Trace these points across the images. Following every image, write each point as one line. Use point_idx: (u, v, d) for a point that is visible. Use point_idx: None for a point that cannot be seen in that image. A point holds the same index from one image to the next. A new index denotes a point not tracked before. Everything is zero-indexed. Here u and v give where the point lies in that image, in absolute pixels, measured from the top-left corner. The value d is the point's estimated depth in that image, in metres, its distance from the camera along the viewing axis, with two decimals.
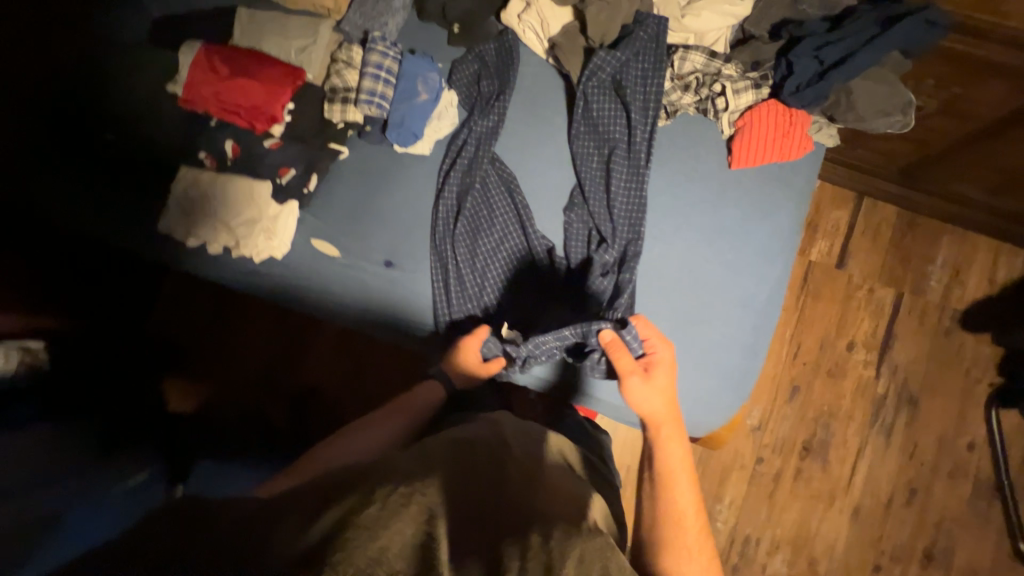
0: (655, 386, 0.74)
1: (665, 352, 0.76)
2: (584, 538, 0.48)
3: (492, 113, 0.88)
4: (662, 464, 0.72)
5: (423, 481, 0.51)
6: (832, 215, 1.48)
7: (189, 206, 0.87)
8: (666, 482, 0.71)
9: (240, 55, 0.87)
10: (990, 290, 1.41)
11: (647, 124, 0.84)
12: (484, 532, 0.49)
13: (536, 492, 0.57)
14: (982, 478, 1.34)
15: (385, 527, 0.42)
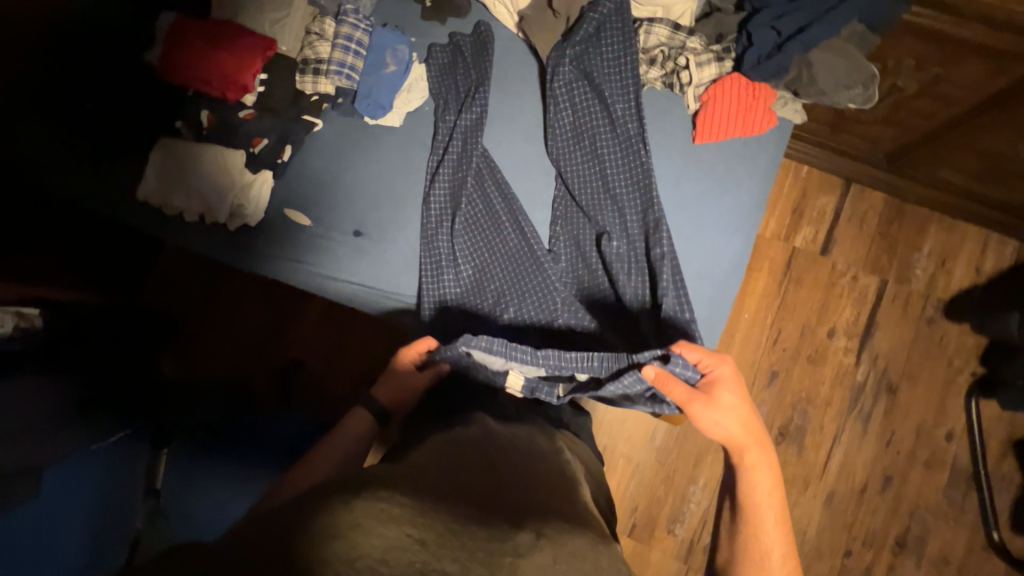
0: (725, 409, 0.73)
1: (726, 371, 0.75)
2: (575, 536, 0.50)
3: (474, 107, 0.88)
4: (748, 488, 0.73)
5: (418, 486, 0.51)
6: (818, 201, 1.47)
7: (163, 173, 0.89)
8: (754, 505, 0.72)
9: (214, 25, 0.89)
10: (975, 279, 1.39)
11: (628, 119, 0.84)
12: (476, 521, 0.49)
13: (527, 488, 0.58)
14: (959, 468, 1.34)
15: (383, 530, 0.41)
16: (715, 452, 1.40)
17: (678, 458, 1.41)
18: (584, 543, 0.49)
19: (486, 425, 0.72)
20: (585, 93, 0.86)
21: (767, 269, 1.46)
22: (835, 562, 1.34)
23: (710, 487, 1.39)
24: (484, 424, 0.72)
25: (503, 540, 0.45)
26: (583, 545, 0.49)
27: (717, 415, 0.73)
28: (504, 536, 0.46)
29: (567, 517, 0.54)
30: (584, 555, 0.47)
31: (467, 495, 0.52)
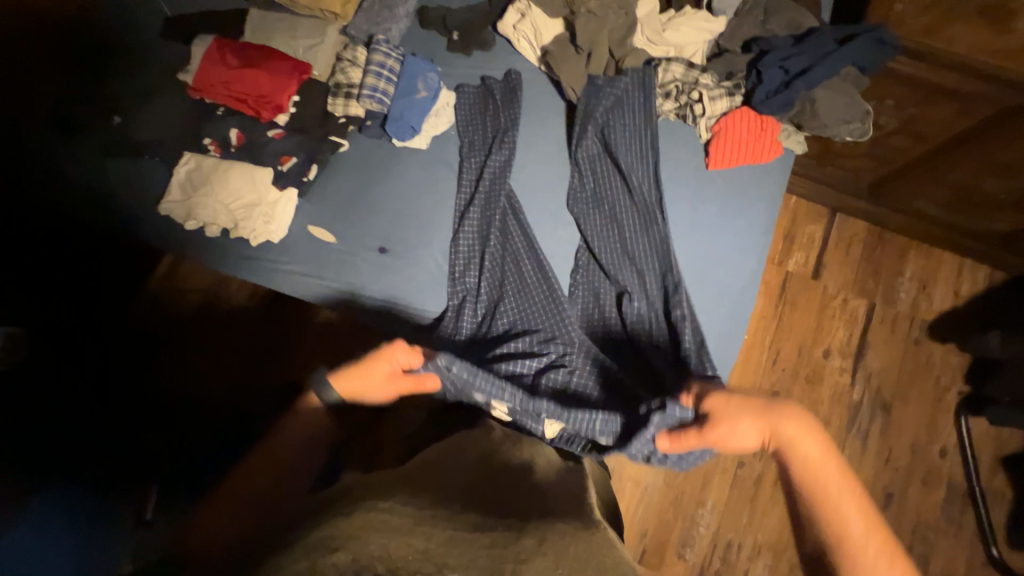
0: (752, 414, 0.68)
1: (733, 376, 0.72)
2: (579, 540, 0.51)
3: (504, 149, 0.92)
4: (803, 479, 0.64)
5: (422, 498, 0.53)
6: (807, 228, 1.56)
7: (191, 189, 0.90)
8: (813, 487, 0.63)
9: (250, 49, 0.93)
10: (955, 302, 1.49)
11: (649, 163, 0.88)
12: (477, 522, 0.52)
13: (532, 493, 0.60)
14: (954, 484, 1.38)
15: (377, 544, 0.45)
16: (721, 473, 1.41)
17: (686, 479, 1.41)
18: (585, 547, 0.51)
19: (500, 434, 0.74)
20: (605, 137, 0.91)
21: (763, 292, 1.52)
22: None
23: (719, 509, 1.39)
24: (495, 432, 0.74)
25: (504, 546, 0.48)
26: (586, 550, 0.50)
27: (740, 436, 0.68)
28: (504, 542, 0.49)
29: (573, 519, 0.55)
30: (586, 559, 0.49)
31: (472, 505, 0.55)
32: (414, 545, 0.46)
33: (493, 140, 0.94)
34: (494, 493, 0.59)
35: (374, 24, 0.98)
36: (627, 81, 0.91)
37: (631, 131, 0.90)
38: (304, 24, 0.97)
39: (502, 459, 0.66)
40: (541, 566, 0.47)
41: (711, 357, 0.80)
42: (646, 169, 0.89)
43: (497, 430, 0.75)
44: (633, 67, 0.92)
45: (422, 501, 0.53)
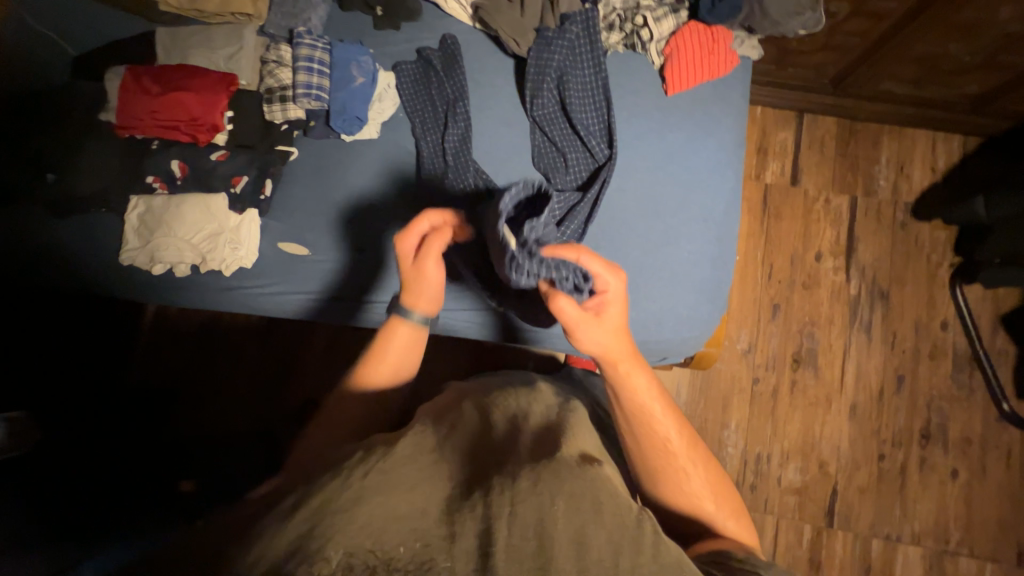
0: (607, 324, 0.67)
1: (615, 283, 0.67)
2: (569, 472, 0.50)
3: (459, 120, 0.90)
4: (638, 408, 0.69)
5: (413, 456, 0.54)
6: (778, 136, 1.54)
7: (147, 233, 0.86)
8: (644, 421, 0.69)
9: (167, 70, 0.87)
10: (933, 178, 1.49)
11: (600, 96, 0.87)
12: (472, 479, 0.52)
13: (527, 435, 0.59)
14: (959, 353, 1.43)
15: (364, 519, 0.44)
16: (739, 393, 1.44)
17: (707, 406, 1.44)
18: (575, 477, 0.50)
19: (496, 390, 0.74)
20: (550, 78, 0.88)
21: (746, 210, 1.52)
22: (873, 468, 1.40)
23: (743, 427, 1.43)
24: (493, 390, 0.75)
25: (499, 491, 0.48)
26: (579, 481, 0.50)
27: (597, 318, 0.67)
28: (500, 486, 0.49)
29: (561, 452, 0.54)
30: (583, 497, 0.49)
31: (465, 461, 0.55)
32: (398, 514, 0.46)
33: (447, 115, 0.90)
34: (487, 443, 0.58)
35: (291, 17, 0.92)
36: (573, 27, 0.87)
37: (577, 68, 0.87)
38: (218, 33, 0.91)
39: (495, 411, 0.65)
40: (534, 510, 0.46)
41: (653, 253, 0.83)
42: (600, 103, 0.87)
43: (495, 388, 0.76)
44: (575, 13, 0.88)
45: (413, 460, 0.53)
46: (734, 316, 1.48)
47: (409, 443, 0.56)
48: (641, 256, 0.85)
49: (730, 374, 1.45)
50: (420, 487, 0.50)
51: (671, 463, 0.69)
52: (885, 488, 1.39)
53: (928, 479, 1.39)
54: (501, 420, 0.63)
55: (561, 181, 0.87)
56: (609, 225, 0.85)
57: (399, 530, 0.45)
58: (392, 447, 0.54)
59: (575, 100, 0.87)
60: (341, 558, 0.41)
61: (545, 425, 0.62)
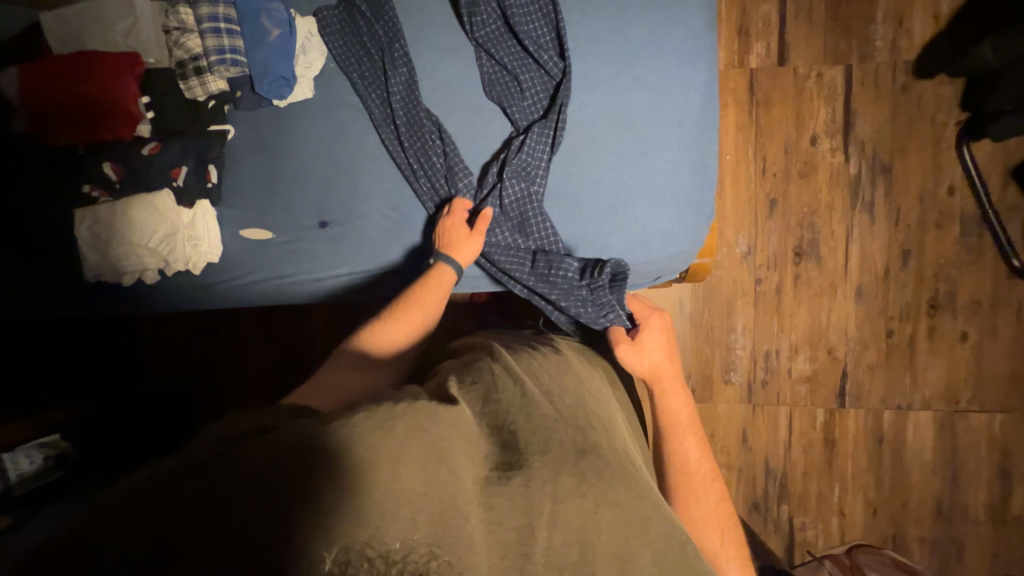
0: (648, 348, 0.79)
1: (656, 319, 0.81)
2: (615, 479, 0.53)
3: (396, 60, 0.81)
4: (667, 423, 0.78)
5: (455, 426, 0.53)
6: (760, 10, 1.38)
7: (102, 245, 0.82)
8: (673, 438, 0.77)
9: (62, 61, 0.77)
10: (936, 27, 1.34)
11: (544, 4, 0.77)
12: (511, 458, 0.52)
13: (569, 418, 0.59)
14: (968, 216, 1.37)
15: (395, 504, 0.44)
16: (743, 296, 1.43)
17: (711, 315, 1.44)
18: (622, 488, 0.53)
19: (525, 354, 0.72)
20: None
21: (732, 102, 1.40)
22: (881, 345, 1.41)
23: (750, 328, 1.44)
24: (517, 352, 0.73)
25: (539, 484, 0.49)
26: (624, 492, 0.52)
27: (642, 343, 0.79)
28: (543, 479, 0.49)
29: (606, 452, 0.56)
30: (628, 514, 0.51)
31: (508, 436, 0.54)
32: (432, 494, 0.45)
33: (382, 56, 0.81)
34: (529, 414, 0.56)
35: None
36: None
37: None
38: (106, 7, 0.80)
39: (529, 383, 0.62)
40: (578, 517, 0.48)
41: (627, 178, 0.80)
42: (545, 12, 0.78)
43: (517, 351, 0.73)
44: None
45: (456, 432, 0.52)
46: (730, 219, 1.42)
47: (454, 413, 0.54)
48: (614, 175, 0.80)
49: (732, 279, 1.43)
50: (460, 463, 0.49)
51: (683, 484, 0.74)
52: (894, 363, 1.41)
53: (937, 346, 1.40)
54: (541, 393, 0.61)
55: (518, 108, 0.80)
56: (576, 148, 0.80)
57: (433, 512, 0.44)
58: (435, 415, 0.53)
59: (517, 14, 0.77)
60: (338, 555, 0.41)
61: (584, 410, 0.62)
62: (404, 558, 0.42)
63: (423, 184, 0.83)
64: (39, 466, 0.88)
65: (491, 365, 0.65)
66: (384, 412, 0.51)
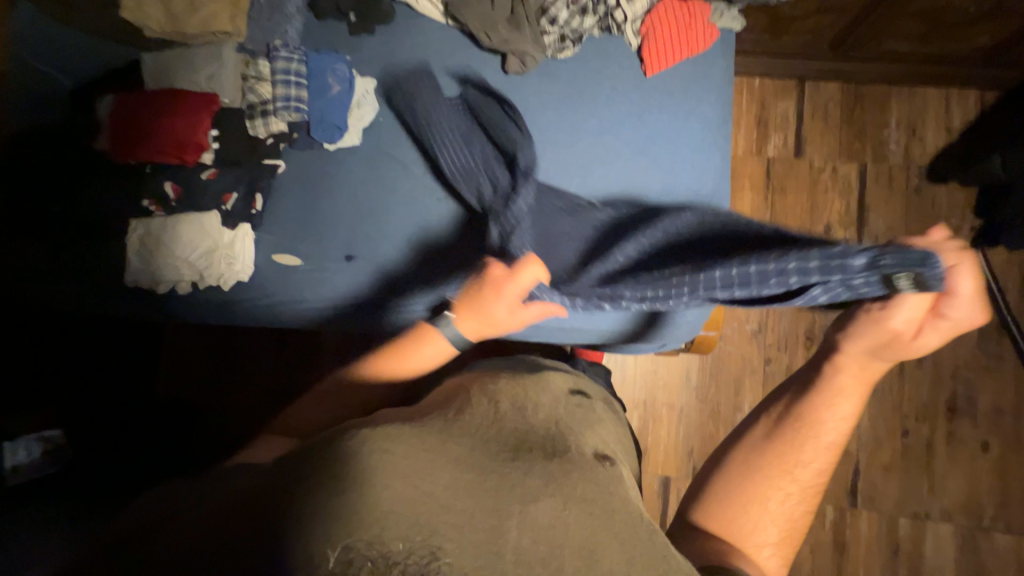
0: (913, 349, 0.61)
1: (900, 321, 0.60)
2: (584, 480, 0.54)
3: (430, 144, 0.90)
4: (808, 423, 0.68)
5: (424, 440, 0.55)
6: (779, 107, 1.48)
7: (148, 256, 0.90)
8: (809, 429, 0.68)
9: (152, 95, 0.89)
10: (948, 137, 1.42)
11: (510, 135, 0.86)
12: (479, 460, 0.54)
13: (540, 428, 0.61)
14: (985, 320, 1.36)
15: (380, 515, 0.45)
16: (752, 374, 1.41)
17: (718, 389, 1.42)
18: (591, 485, 0.54)
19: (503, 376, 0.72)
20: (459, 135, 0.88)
21: (749, 186, 1.47)
22: (896, 445, 1.35)
23: None
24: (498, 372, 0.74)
25: (512, 487, 0.51)
26: (593, 490, 0.54)
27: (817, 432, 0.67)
28: (513, 482, 0.51)
29: (574, 454, 0.58)
30: (595, 504, 0.52)
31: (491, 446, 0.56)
32: (408, 498, 0.47)
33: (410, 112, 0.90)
34: (499, 428, 0.59)
35: (267, 32, 0.94)
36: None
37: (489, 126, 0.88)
38: (197, 53, 0.93)
39: (503, 401, 0.64)
40: (547, 510, 0.49)
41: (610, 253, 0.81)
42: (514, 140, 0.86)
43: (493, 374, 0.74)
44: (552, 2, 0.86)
45: (421, 448, 0.53)
46: None
47: (420, 433, 0.56)
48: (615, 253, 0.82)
49: (741, 355, 1.42)
50: (438, 472, 0.50)
51: (740, 509, 0.66)
52: (911, 465, 1.34)
53: (956, 453, 1.34)
54: (513, 410, 0.63)
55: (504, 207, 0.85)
56: (600, 261, 0.81)
57: (407, 516, 0.45)
58: (400, 433, 0.55)
59: (490, 153, 0.87)
60: (341, 555, 0.43)
61: (557, 422, 0.64)
62: (404, 560, 0.42)
63: (447, 242, 0.90)
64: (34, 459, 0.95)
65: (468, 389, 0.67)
66: (363, 432, 0.54)
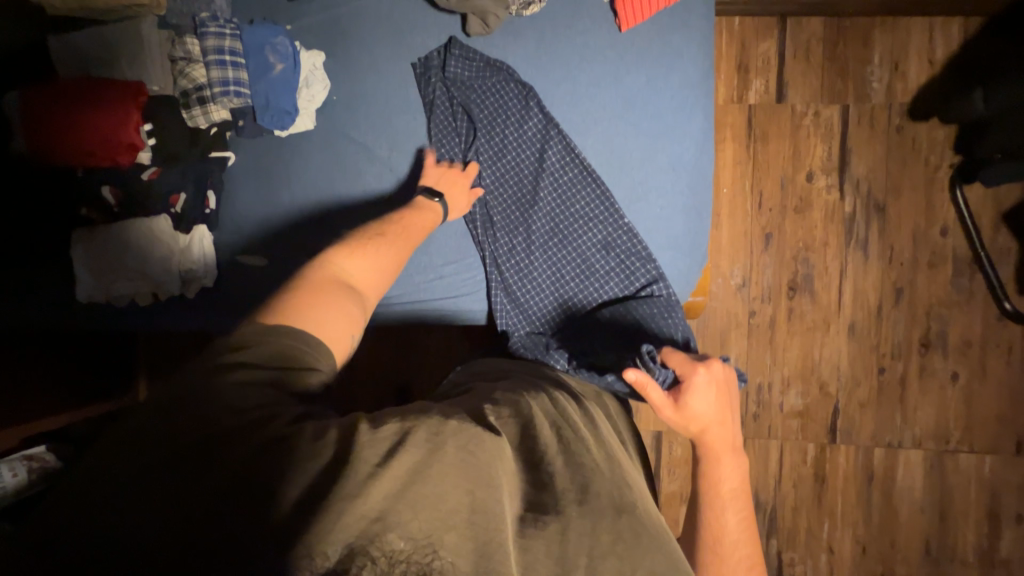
0: (693, 404, 0.71)
1: (703, 375, 0.72)
2: (646, 544, 0.56)
3: (407, 113, 0.85)
4: (710, 489, 0.74)
5: (501, 458, 0.58)
6: (760, 48, 1.40)
7: (98, 269, 0.83)
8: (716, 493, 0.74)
9: (67, 88, 0.78)
10: (931, 72, 1.37)
11: (511, 116, 0.82)
12: (550, 492, 0.57)
13: (608, 475, 0.61)
14: (959, 257, 1.39)
15: (404, 517, 0.49)
16: (736, 327, 1.44)
17: (704, 344, 1.45)
18: (653, 552, 0.56)
19: (570, 389, 0.73)
20: (445, 118, 0.84)
21: (731, 137, 1.42)
22: (873, 382, 1.42)
23: (742, 359, 1.44)
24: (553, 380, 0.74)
25: (573, 533, 0.53)
26: (653, 558, 0.55)
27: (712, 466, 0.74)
28: (580, 529, 0.54)
29: (640, 512, 0.59)
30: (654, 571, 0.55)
31: (576, 490, 0.57)
32: (464, 517, 0.51)
33: (415, 75, 0.83)
34: (569, 461, 0.61)
35: (190, 2, 0.82)
36: (540, 304, 0.85)
37: (473, 102, 0.83)
38: (112, 31, 0.80)
39: (569, 432, 0.65)
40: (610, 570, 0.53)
41: (593, 248, 0.83)
42: (509, 123, 0.83)
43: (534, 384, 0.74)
44: None
45: (501, 471, 0.56)
46: (726, 251, 1.44)
47: (503, 456, 0.58)
48: (600, 233, 0.82)
49: (726, 310, 1.44)
50: (502, 497, 0.54)
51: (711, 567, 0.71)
52: (885, 400, 1.42)
53: (927, 385, 1.41)
54: (580, 442, 0.64)
55: (494, 193, 0.84)
56: (585, 241, 0.83)
57: (459, 531, 0.50)
58: (490, 451, 0.57)
59: (473, 145, 0.84)
60: (344, 551, 0.47)
61: (622, 466, 0.65)
62: (406, 558, 0.47)
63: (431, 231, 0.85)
64: (23, 479, 0.87)
65: (528, 403, 0.67)
66: (450, 449, 0.55)
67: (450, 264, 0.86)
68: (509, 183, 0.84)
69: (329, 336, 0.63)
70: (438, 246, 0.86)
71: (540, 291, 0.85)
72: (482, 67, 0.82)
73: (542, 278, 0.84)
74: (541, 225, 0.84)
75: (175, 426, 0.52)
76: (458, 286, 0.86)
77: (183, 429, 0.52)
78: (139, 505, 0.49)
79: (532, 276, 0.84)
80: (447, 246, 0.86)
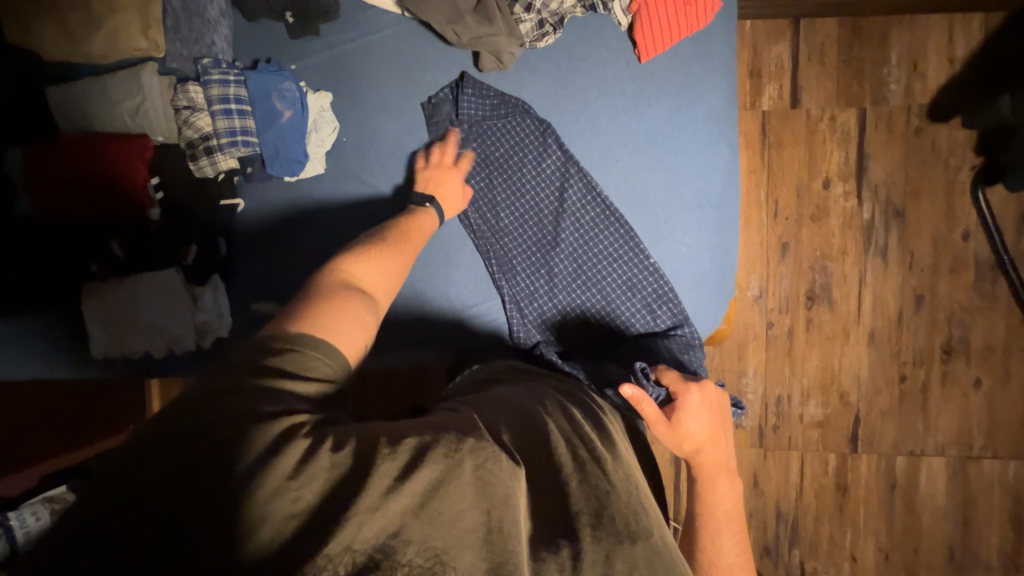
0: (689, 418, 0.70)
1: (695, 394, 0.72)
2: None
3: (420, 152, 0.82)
4: (706, 514, 0.73)
5: (516, 483, 0.54)
6: (773, 52, 1.36)
7: (110, 326, 0.81)
8: (710, 517, 0.73)
9: (70, 145, 0.76)
10: (951, 71, 1.33)
11: (528, 155, 0.81)
12: (562, 518, 0.53)
13: (623, 497, 0.57)
14: (982, 261, 1.36)
15: (421, 517, 0.48)
16: (754, 339, 1.42)
17: (722, 357, 1.43)
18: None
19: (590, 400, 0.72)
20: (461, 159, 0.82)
21: (744, 146, 1.39)
22: (894, 391, 1.40)
23: (761, 372, 1.43)
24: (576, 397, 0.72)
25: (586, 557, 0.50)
26: None
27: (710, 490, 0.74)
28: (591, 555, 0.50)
29: (658, 540, 0.55)
30: None
31: (592, 511, 0.54)
32: (476, 540, 0.48)
33: (424, 113, 0.81)
34: (583, 481, 0.57)
35: (189, 46, 0.79)
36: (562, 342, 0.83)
37: (490, 141, 0.81)
38: (111, 81, 0.77)
39: (582, 448, 0.62)
40: None
41: (615, 287, 0.81)
42: (527, 162, 0.81)
43: (548, 393, 0.71)
44: None
45: (514, 496, 0.52)
46: (742, 262, 1.41)
47: (518, 480, 0.54)
48: (625, 271, 0.80)
49: (743, 323, 1.42)
50: (517, 516, 0.51)
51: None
52: (908, 408, 1.40)
53: (950, 392, 1.39)
54: (594, 460, 0.61)
55: (513, 234, 0.83)
56: (607, 279, 0.81)
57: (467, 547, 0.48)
58: (504, 468, 0.53)
59: (490, 185, 0.82)
60: (346, 555, 0.45)
61: (638, 485, 0.61)
62: (410, 563, 0.45)
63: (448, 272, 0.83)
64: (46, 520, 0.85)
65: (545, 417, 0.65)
66: (467, 467, 0.52)
67: (468, 302, 0.84)
68: (529, 224, 0.83)
69: (340, 342, 0.60)
70: (456, 286, 0.84)
71: (563, 330, 0.83)
72: (495, 104, 0.80)
73: (563, 317, 0.83)
74: (564, 265, 0.82)
75: (166, 448, 0.49)
76: (477, 325, 0.84)
77: (176, 445, 0.49)
78: (115, 535, 0.45)
79: (554, 316, 0.83)
80: (465, 284, 0.84)
